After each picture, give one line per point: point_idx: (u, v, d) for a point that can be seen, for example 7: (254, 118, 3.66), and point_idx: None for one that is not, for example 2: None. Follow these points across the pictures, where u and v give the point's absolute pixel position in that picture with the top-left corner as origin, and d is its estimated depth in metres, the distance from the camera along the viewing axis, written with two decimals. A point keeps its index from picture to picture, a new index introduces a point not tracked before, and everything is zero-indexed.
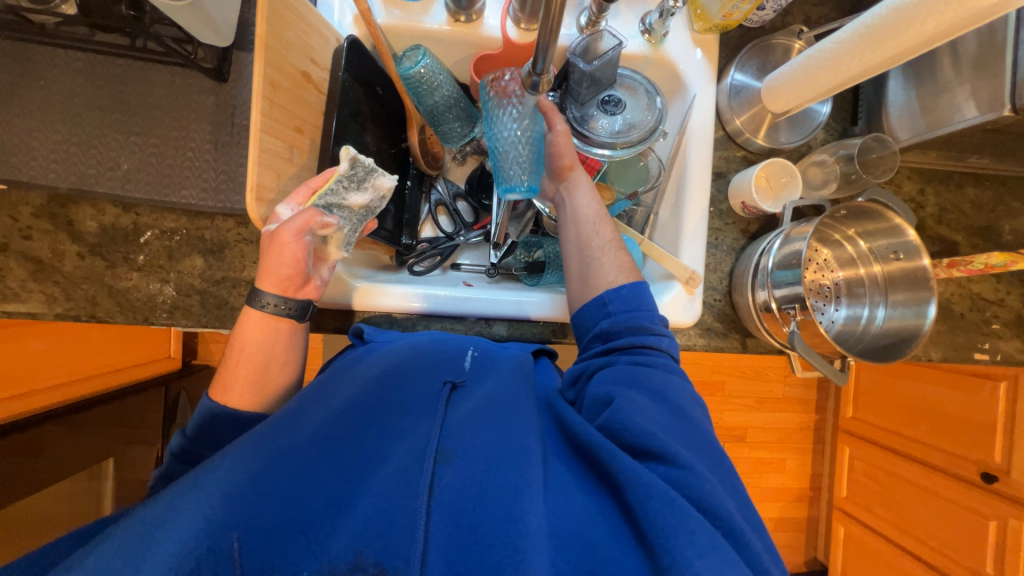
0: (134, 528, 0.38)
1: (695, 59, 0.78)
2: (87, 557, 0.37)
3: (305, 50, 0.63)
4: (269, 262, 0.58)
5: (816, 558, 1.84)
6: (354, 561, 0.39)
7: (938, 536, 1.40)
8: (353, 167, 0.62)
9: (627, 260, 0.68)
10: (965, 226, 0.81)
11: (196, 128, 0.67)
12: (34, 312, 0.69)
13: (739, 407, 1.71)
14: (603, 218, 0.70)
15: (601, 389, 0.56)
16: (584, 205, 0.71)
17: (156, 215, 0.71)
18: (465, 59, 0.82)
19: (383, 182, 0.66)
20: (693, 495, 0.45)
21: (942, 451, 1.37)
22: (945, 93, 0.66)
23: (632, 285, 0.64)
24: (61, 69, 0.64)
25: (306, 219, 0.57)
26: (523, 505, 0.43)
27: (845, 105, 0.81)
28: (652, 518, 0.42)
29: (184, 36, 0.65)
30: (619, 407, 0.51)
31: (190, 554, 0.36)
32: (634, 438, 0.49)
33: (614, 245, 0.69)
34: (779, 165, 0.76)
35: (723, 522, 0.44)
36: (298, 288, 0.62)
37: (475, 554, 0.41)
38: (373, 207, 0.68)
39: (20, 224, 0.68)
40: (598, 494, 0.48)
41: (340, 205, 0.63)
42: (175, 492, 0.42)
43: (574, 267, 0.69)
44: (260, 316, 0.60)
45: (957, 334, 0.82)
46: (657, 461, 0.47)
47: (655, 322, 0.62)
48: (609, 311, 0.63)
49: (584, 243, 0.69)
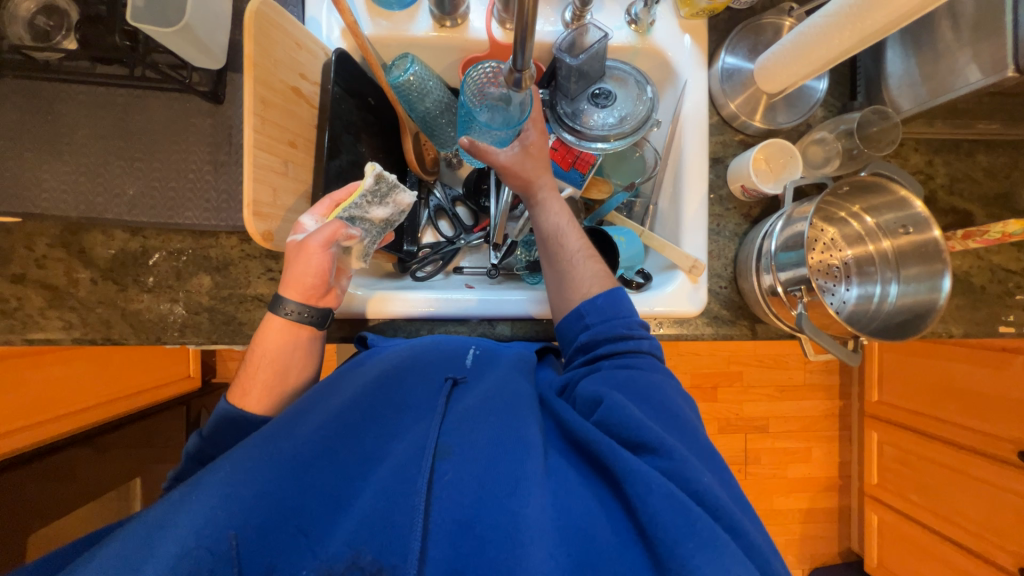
0: (136, 530, 0.40)
1: (684, 45, 0.77)
2: (93, 560, 0.38)
3: (294, 66, 0.64)
4: (294, 272, 0.60)
5: (850, 548, 1.77)
6: (353, 559, 0.40)
7: (978, 520, 1.35)
8: (377, 183, 0.61)
9: (601, 267, 0.66)
10: (980, 195, 0.78)
11: (196, 150, 0.69)
12: (53, 338, 0.71)
13: (760, 397, 1.67)
14: (574, 226, 0.69)
15: (589, 390, 0.55)
16: (545, 218, 0.69)
17: (163, 237, 0.73)
18: (454, 64, 0.82)
19: (403, 198, 0.66)
20: (692, 487, 0.45)
21: (975, 431, 1.32)
22: (946, 59, 0.64)
23: (607, 294, 0.63)
24: (66, 103, 0.67)
25: (333, 231, 0.59)
26: (520, 500, 0.43)
27: (842, 80, 0.79)
28: (651, 512, 0.42)
29: (179, 62, 0.67)
30: (611, 405, 0.51)
31: (189, 554, 0.37)
32: (627, 431, 0.49)
33: (584, 254, 0.67)
34: (778, 146, 0.75)
35: (724, 517, 0.44)
36: (320, 297, 0.63)
37: (473, 548, 0.41)
38: (392, 220, 0.69)
39: (36, 254, 0.71)
40: (599, 488, 0.48)
41: (363, 218, 0.64)
42: (176, 495, 0.43)
43: (547, 279, 0.68)
44: (282, 321, 0.61)
45: (979, 308, 0.78)
46: (652, 453, 0.47)
47: (633, 326, 0.61)
48: (586, 323, 0.62)
49: (553, 256, 0.67)
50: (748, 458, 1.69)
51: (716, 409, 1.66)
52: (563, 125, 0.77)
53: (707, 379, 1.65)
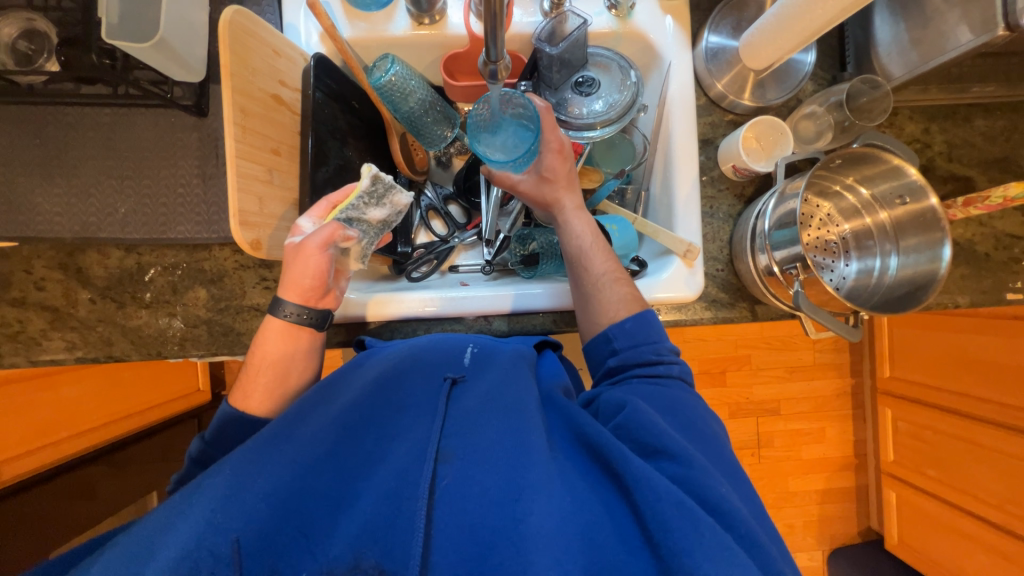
0: (136, 536, 0.40)
1: (667, 26, 0.75)
2: (94, 565, 0.39)
3: (273, 74, 0.64)
4: (292, 275, 0.60)
5: (870, 527, 1.75)
6: (354, 563, 0.41)
7: (998, 493, 1.32)
8: (375, 184, 0.62)
9: (628, 290, 0.63)
10: (980, 160, 0.76)
11: (183, 164, 0.69)
12: (57, 359, 0.72)
13: (769, 379, 1.65)
14: (600, 249, 0.66)
15: (615, 396, 0.55)
16: (568, 238, 0.68)
17: (157, 253, 0.73)
18: (436, 61, 0.82)
19: (400, 198, 0.67)
20: (705, 496, 0.44)
21: (990, 402, 1.30)
22: (935, 22, 0.63)
23: (635, 318, 0.61)
24: (53, 126, 0.67)
25: (330, 233, 0.59)
26: (525, 505, 0.43)
27: (831, 52, 0.77)
28: (660, 519, 0.41)
29: (160, 77, 0.67)
30: (635, 414, 0.50)
31: (189, 556, 0.37)
32: (648, 437, 0.48)
33: (612, 276, 0.64)
34: (768, 123, 0.73)
35: (738, 527, 0.43)
36: (318, 299, 0.63)
37: (475, 553, 0.41)
38: (390, 221, 0.70)
39: (35, 277, 0.72)
40: (607, 491, 0.47)
41: (360, 219, 0.64)
42: (174, 502, 0.43)
43: (575, 300, 0.67)
44: (281, 324, 0.61)
45: (984, 276, 0.77)
46: (670, 459, 0.47)
47: (663, 351, 0.59)
48: (615, 346, 0.60)
49: (578, 279, 0.66)
50: (761, 442, 1.68)
51: (726, 393, 1.65)
52: None
53: (714, 364, 1.64)
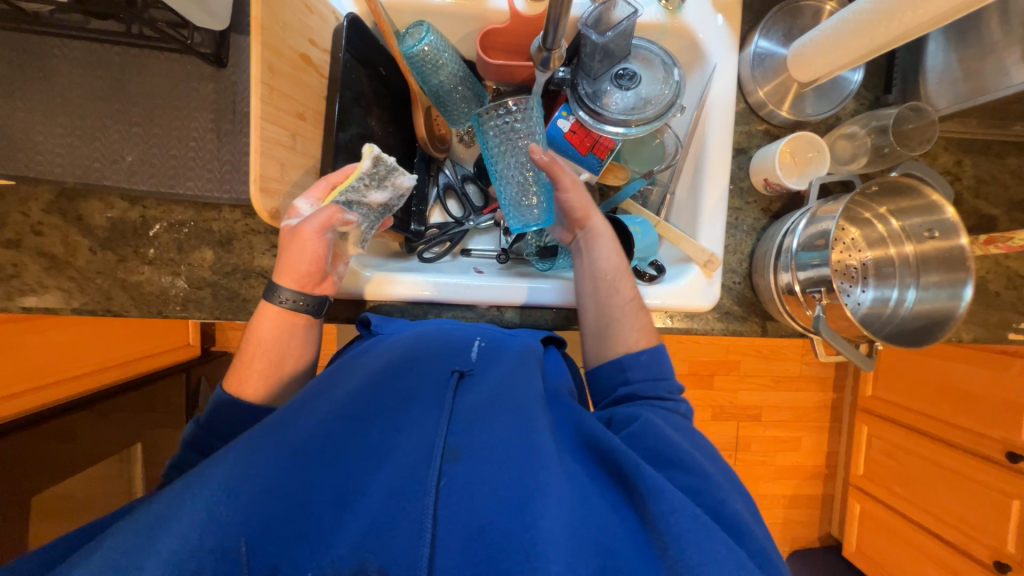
0: (136, 525, 0.39)
1: (716, 25, 0.72)
2: (93, 553, 0.37)
3: (303, 31, 0.60)
4: (288, 259, 0.58)
5: (831, 533, 1.83)
6: (357, 566, 0.39)
7: (960, 516, 1.39)
8: (375, 166, 0.59)
9: (647, 321, 0.65)
10: (1005, 199, 0.76)
11: (198, 116, 0.66)
12: (52, 307, 0.70)
13: (756, 386, 1.68)
14: (624, 274, 0.66)
15: (628, 409, 0.57)
16: (597, 256, 0.67)
17: (163, 208, 0.70)
18: (471, 35, 0.78)
19: (403, 181, 0.64)
20: (714, 506, 0.46)
21: (966, 430, 1.35)
22: (992, 56, 0.62)
23: (651, 350, 0.62)
24: (59, 59, 0.63)
25: (327, 217, 0.57)
26: (534, 510, 0.42)
27: (878, 72, 0.75)
28: (676, 532, 0.42)
29: (179, 20, 0.62)
30: (649, 424, 0.53)
31: (191, 553, 0.37)
32: (660, 451, 0.50)
33: (634, 305, 0.65)
34: (805, 140, 0.72)
35: (752, 543, 0.44)
36: (315, 285, 0.61)
37: (486, 558, 0.40)
38: (391, 206, 0.66)
39: (31, 220, 0.68)
40: (619, 499, 0.47)
41: (360, 202, 0.61)
42: (178, 488, 0.42)
43: (591, 322, 0.67)
44: (276, 311, 0.59)
45: (991, 314, 0.78)
46: (681, 472, 0.49)
47: (674, 391, 0.60)
48: (627, 377, 0.61)
49: (602, 298, 0.66)
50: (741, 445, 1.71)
51: (713, 396, 1.67)
52: (583, 105, 0.72)
53: (704, 367, 1.64)
